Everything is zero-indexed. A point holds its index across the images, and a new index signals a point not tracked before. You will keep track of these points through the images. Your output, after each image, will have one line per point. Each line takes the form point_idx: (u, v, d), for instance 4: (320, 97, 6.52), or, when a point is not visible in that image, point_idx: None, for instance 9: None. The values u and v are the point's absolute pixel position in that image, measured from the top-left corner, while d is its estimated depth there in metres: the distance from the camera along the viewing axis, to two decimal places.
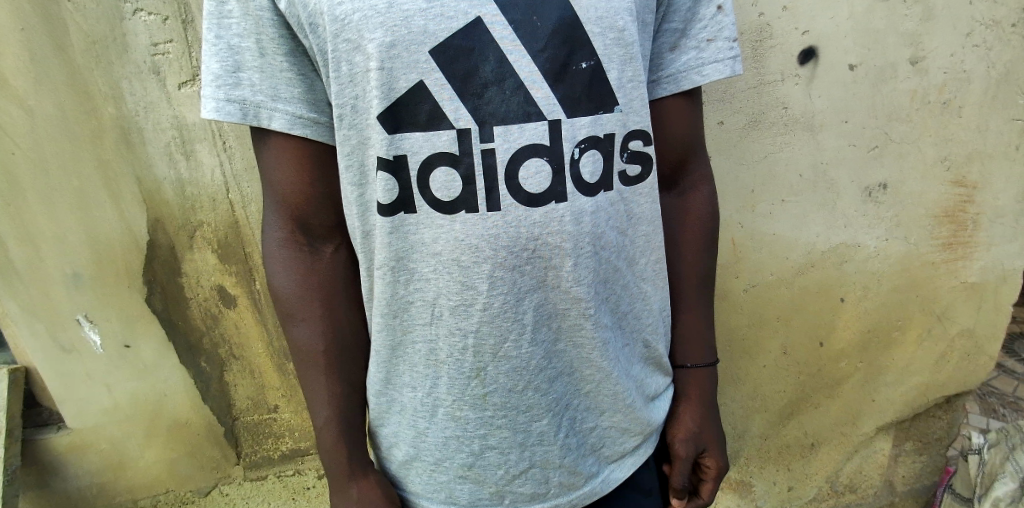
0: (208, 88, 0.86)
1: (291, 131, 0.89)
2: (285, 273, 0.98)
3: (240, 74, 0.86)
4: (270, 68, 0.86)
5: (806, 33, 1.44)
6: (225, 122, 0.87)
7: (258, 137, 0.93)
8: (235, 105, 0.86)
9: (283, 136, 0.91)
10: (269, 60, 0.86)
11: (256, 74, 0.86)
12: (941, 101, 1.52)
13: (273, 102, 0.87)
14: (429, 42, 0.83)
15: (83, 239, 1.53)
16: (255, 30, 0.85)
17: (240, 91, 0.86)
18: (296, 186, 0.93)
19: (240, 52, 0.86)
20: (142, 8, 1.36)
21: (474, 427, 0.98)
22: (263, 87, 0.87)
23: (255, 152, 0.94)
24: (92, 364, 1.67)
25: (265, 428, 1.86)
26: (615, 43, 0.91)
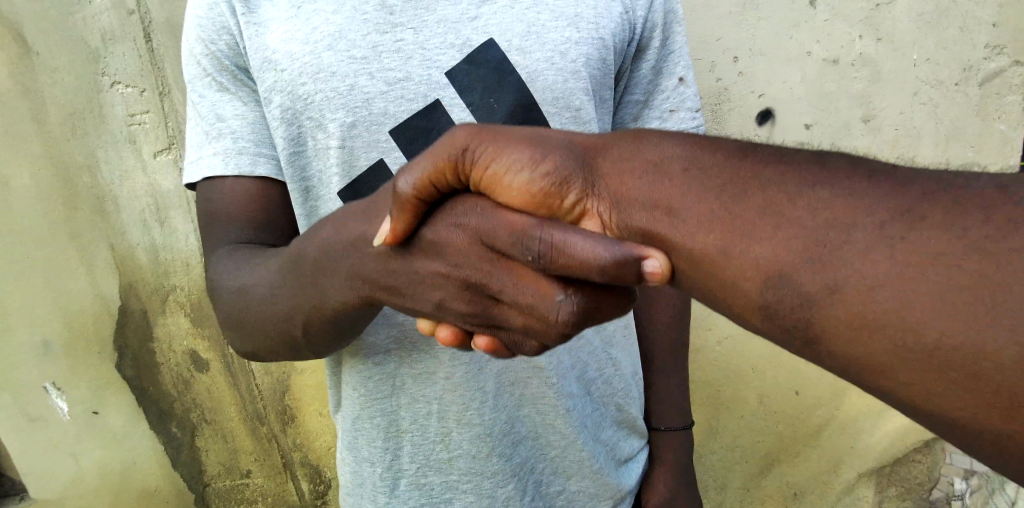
0: (201, 149, 0.89)
1: (276, 176, 0.89)
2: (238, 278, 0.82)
3: (220, 124, 0.87)
4: (252, 115, 0.88)
5: (761, 96, 1.53)
6: (211, 175, 0.87)
7: (207, 181, 0.89)
8: (218, 157, 0.87)
9: (242, 180, 0.87)
10: (251, 111, 0.88)
11: (237, 122, 0.87)
12: (894, 156, 1.58)
13: (256, 148, 0.87)
14: (389, 122, 0.87)
15: (51, 307, 1.52)
16: (233, 91, 0.88)
17: (222, 141, 0.87)
18: (255, 221, 0.88)
19: (221, 106, 0.87)
20: (119, 82, 1.39)
21: (440, 493, 0.98)
22: (246, 133, 0.87)
23: (203, 194, 0.90)
24: (59, 432, 1.64)
25: (237, 494, 1.81)
26: (573, 122, 0.93)
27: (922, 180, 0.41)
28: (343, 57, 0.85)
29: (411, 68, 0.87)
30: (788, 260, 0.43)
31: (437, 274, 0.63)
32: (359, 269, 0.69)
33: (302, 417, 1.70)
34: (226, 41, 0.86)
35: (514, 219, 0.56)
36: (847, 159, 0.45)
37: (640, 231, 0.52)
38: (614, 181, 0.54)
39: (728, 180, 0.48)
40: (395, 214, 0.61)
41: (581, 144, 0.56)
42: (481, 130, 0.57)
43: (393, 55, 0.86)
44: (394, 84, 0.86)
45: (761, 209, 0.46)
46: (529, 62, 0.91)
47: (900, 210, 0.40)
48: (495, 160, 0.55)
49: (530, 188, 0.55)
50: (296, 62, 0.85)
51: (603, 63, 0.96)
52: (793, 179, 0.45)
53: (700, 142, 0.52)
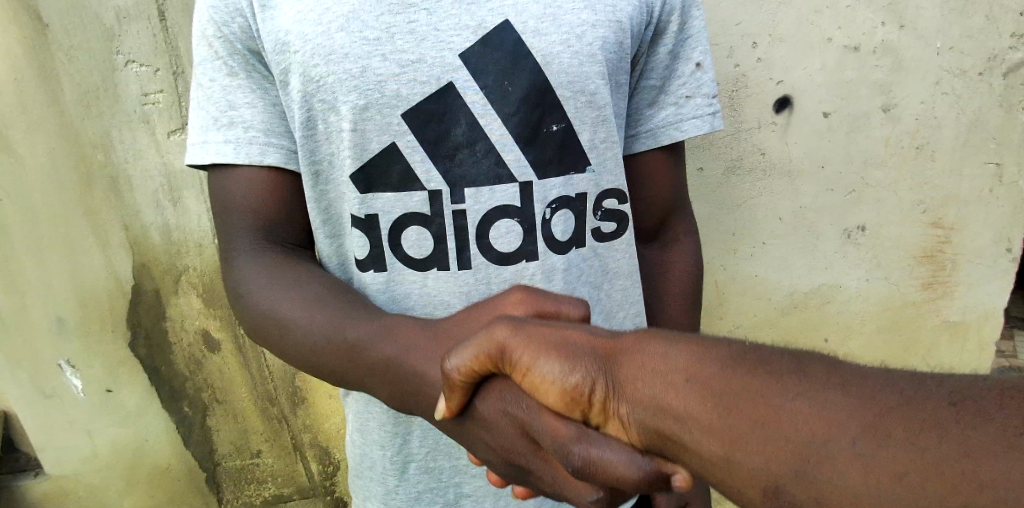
0: (207, 133, 0.88)
1: (285, 166, 0.89)
2: (260, 279, 0.86)
3: (231, 111, 0.87)
4: (262, 102, 0.88)
5: (780, 82, 1.48)
6: (222, 162, 0.88)
7: (220, 170, 0.90)
8: (229, 144, 0.87)
9: (256, 169, 0.89)
10: (261, 98, 0.88)
11: (247, 111, 0.87)
12: (913, 146, 1.55)
13: (264, 137, 0.87)
14: (402, 105, 0.86)
15: (66, 285, 1.53)
16: (242, 76, 0.87)
17: (233, 130, 0.87)
18: (268, 211, 0.90)
19: (232, 92, 0.87)
20: (133, 60, 1.39)
21: (448, 477, 0.98)
22: (256, 122, 0.87)
23: (216, 183, 0.91)
24: (73, 409, 1.66)
25: (247, 475, 1.83)
26: (587, 106, 0.92)
27: (888, 395, 0.48)
28: (355, 39, 0.84)
29: (424, 50, 0.86)
30: (785, 471, 0.49)
31: (485, 445, 0.69)
32: (417, 400, 0.74)
33: (312, 398, 1.72)
34: (239, 24, 0.85)
35: (551, 418, 0.62)
36: (824, 366, 0.52)
37: (657, 433, 0.57)
38: (635, 389, 0.58)
39: (729, 391, 0.54)
40: (446, 394, 0.67)
41: (604, 345, 0.62)
42: (517, 329, 0.63)
43: (407, 37, 0.85)
44: (407, 67, 0.85)
45: (756, 420, 0.52)
46: (544, 45, 0.89)
47: (869, 427, 0.47)
48: (531, 366, 0.61)
49: (563, 395, 0.61)
50: (309, 43, 0.83)
51: (619, 46, 0.94)
52: (779, 392, 0.52)
53: (702, 343, 0.58)
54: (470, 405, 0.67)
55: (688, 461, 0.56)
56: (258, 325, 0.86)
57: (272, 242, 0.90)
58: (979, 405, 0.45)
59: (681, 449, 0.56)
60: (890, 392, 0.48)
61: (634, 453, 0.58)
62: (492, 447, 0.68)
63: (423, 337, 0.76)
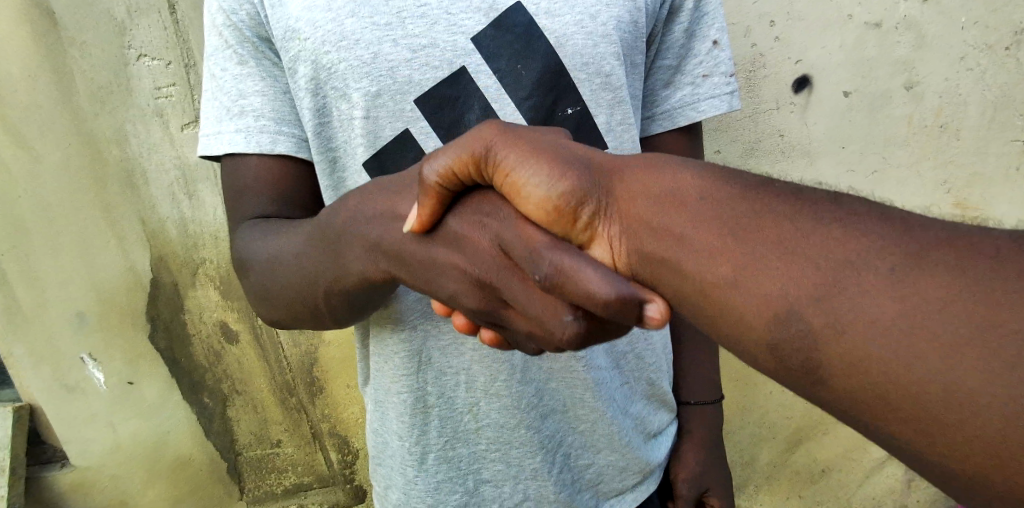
0: (220, 123, 0.87)
1: (297, 153, 0.88)
2: (262, 244, 0.84)
3: (243, 101, 0.86)
4: (272, 91, 0.87)
5: (799, 62, 1.44)
6: (233, 152, 0.87)
7: (231, 158, 0.88)
8: (241, 133, 0.86)
9: (266, 158, 0.87)
10: (271, 87, 0.87)
11: (259, 99, 0.86)
12: (937, 125, 1.51)
13: (277, 126, 0.86)
14: (414, 91, 0.85)
15: (86, 279, 1.55)
16: (252, 65, 0.86)
17: (245, 119, 0.86)
18: (282, 199, 0.89)
19: (242, 80, 0.86)
20: (145, 54, 1.39)
21: (468, 464, 0.98)
22: (267, 111, 0.86)
23: (228, 171, 0.90)
24: (96, 401, 1.68)
25: (268, 464, 1.85)
26: (602, 88, 0.91)
27: (937, 231, 0.42)
28: (366, 24, 0.82)
29: (436, 34, 0.84)
30: (799, 296, 0.45)
31: (454, 266, 0.65)
32: (376, 242, 0.71)
33: (331, 389, 1.74)
34: (247, 11, 0.84)
35: (528, 227, 0.59)
36: (863, 204, 0.46)
37: (647, 254, 0.55)
38: (629, 205, 0.56)
39: (751, 218, 0.49)
40: (421, 200, 0.63)
41: (598, 162, 0.59)
42: (507, 130, 0.59)
43: (418, 22, 0.84)
44: (419, 51, 0.84)
45: (772, 246, 0.47)
46: (557, 25, 0.87)
47: (912, 257, 0.42)
48: (514, 167, 0.57)
49: (545, 201, 0.57)
50: (319, 30, 0.82)
51: (634, 26, 0.92)
52: (805, 218, 0.47)
53: (720, 173, 0.54)
54: (444, 219, 0.65)
55: (672, 288, 0.54)
56: (263, 288, 0.85)
57: (279, 217, 0.88)
58: None
59: (675, 272, 0.53)
60: (931, 230, 0.43)
61: (610, 271, 0.54)
62: (461, 267, 0.64)
63: (404, 180, 0.71)
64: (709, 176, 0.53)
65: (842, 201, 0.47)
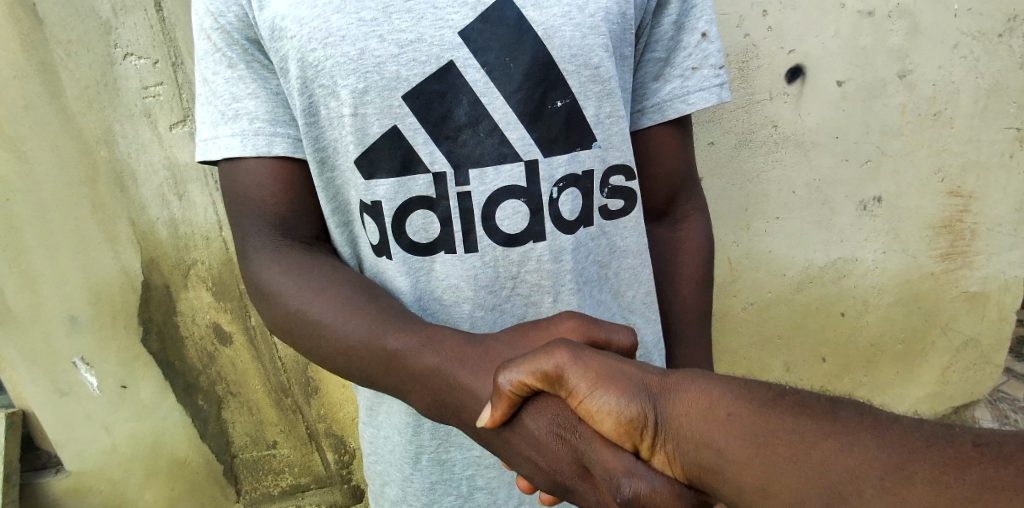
0: (216, 128, 0.86)
1: (295, 154, 0.87)
2: (282, 280, 0.84)
3: (236, 105, 0.85)
4: (263, 92, 0.85)
5: (793, 51, 1.43)
6: (229, 156, 0.86)
7: (228, 162, 0.87)
8: (236, 137, 0.85)
9: (264, 161, 0.86)
10: (262, 88, 0.85)
11: (252, 102, 0.85)
12: (932, 113, 1.51)
13: (271, 128, 0.85)
14: (402, 87, 0.84)
15: (77, 282, 1.53)
16: (241, 67, 0.84)
17: (239, 123, 0.85)
18: (281, 201, 0.87)
19: (235, 84, 0.85)
20: (132, 53, 1.37)
21: (462, 468, 0.97)
22: (260, 113, 0.85)
23: (225, 174, 0.89)
24: (90, 405, 1.67)
25: (264, 466, 1.83)
26: (591, 80, 0.90)
27: (918, 436, 0.53)
28: (352, 20, 0.81)
29: (423, 29, 0.83)
30: (822, 499, 0.54)
31: (525, 460, 0.70)
32: (461, 408, 0.75)
33: (327, 389, 1.73)
34: (235, 13, 0.83)
35: (603, 447, 0.65)
36: (856, 412, 0.57)
37: (698, 466, 0.61)
38: (683, 423, 0.62)
39: (770, 431, 0.58)
40: (495, 403, 0.69)
41: (655, 381, 0.66)
42: (575, 354, 0.67)
43: (404, 16, 0.82)
44: (406, 46, 0.83)
45: (802, 463, 0.55)
46: (544, 17, 0.86)
47: (898, 465, 0.52)
48: (587, 396, 0.65)
49: (616, 423, 0.64)
50: (305, 27, 0.81)
51: (622, 18, 0.91)
52: (817, 432, 0.56)
53: (746, 383, 0.63)
54: (516, 416, 0.70)
55: (722, 490, 0.60)
56: (282, 325, 0.85)
57: (286, 230, 0.87)
58: (1002, 450, 0.49)
59: (724, 483, 0.60)
60: (911, 436, 0.53)
61: (673, 482, 0.63)
62: (531, 458, 0.70)
63: (467, 351, 0.77)
64: (751, 397, 0.61)
65: (835, 407, 0.57)
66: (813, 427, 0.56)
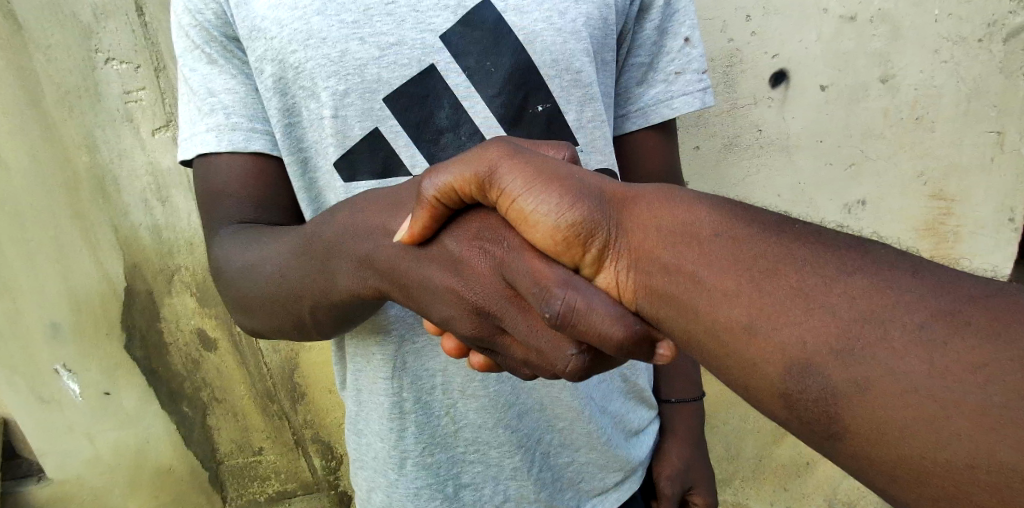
0: (193, 125, 0.85)
1: (272, 152, 0.87)
2: (241, 260, 0.80)
3: (212, 100, 0.84)
4: (241, 89, 0.84)
5: (776, 56, 1.44)
6: (205, 151, 0.84)
7: (202, 159, 0.86)
8: (212, 133, 0.84)
9: (238, 156, 0.85)
10: (242, 85, 0.85)
11: (228, 96, 0.83)
12: (914, 117, 1.52)
13: (249, 124, 0.84)
14: (383, 89, 0.83)
15: (58, 289, 1.52)
16: (221, 64, 0.84)
17: (214, 117, 0.84)
18: (256, 198, 0.86)
19: (212, 80, 0.84)
20: (113, 58, 1.36)
21: (447, 469, 0.96)
22: (237, 108, 0.84)
23: (198, 172, 0.87)
24: (72, 412, 1.65)
25: (251, 472, 1.82)
26: (573, 85, 0.89)
27: (972, 286, 0.41)
28: (333, 22, 0.81)
29: (404, 32, 0.83)
30: (820, 348, 0.44)
31: (449, 290, 0.63)
32: (369, 257, 0.69)
33: (312, 395, 1.71)
34: (214, 10, 0.82)
35: (536, 259, 0.58)
36: (887, 253, 0.46)
37: (653, 292, 0.55)
38: (638, 240, 0.55)
39: (763, 260, 0.49)
40: (415, 213, 0.62)
41: (612, 193, 0.57)
42: (513, 152, 0.57)
43: (385, 18, 0.82)
44: (387, 49, 0.82)
45: (794, 292, 0.46)
46: (526, 22, 0.86)
47: (945, 312, 0.41)
48: (521, 195, 0.56)
49: (553, 232, 0.56)
50: (285, 28, 0.81)
51: (604, 23, 0.91)
52: (825, 266, 0.46)
53: (734, 206, 0.54)
54: (440, 235, 0.63)
55: (676, 323, 0.53)
56: (243, 304, 0.82)
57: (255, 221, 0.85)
58: None
59: (680, 310, 0.52)
60: (957, 286, 0.42)
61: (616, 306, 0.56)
62: (456, 287, 0.63)
63: (399, 197, 0.69)
64: (731, 215, 0.53)
65: (864, 246, 0.47)
66: (820, 261, 0.46)
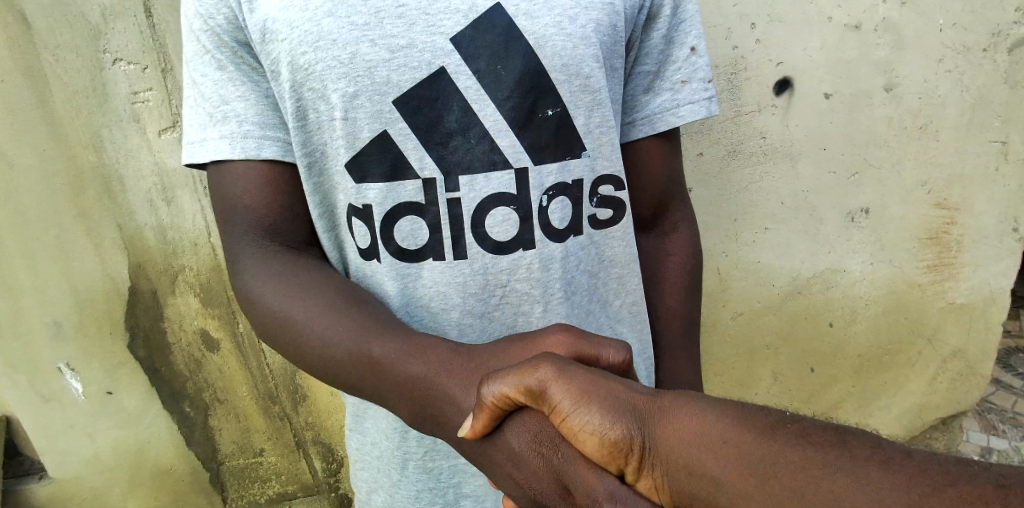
0: (204, 130, 0.86)
1: (284, 158, 0.87)
2: (264, 279, 0.84)
3: (225, 107, 0.85)
4: (252, 95, 0.85)
5: (780, 64, 1.45)
6: (218, 158, 0.85)
7: (216, 166, 0.87)
8: (225, 140, 0.85)
9: (252, 164, 0.86)
10: (253, 90, 0.85)
11: (241, 104, 0.85)
12: (918, 126, 1.53)
13: (261, 131, 0.85)
14: (393, 92, 0.84)
15: (63, 288, 1.52)
16: (230, 69, 0.84)
17: (227, 125, 0.85)
18: (270, 205, 0.87)
19: (223, 86, 0.85)
20: (121, 58, 1.37)
21: (450, 475, 0.96)
22: (249, 116, 0.85)
23: (214, 180, 0.89)
24: (74, 411, 1.65)
25: (251, 473, 1.82)
26: (582, 90, 0.90)
27: (936, 476, 0.48)
28: (343, 24, 0.81)
29: (414, 35, 0.83)
30: None
31: (509, 478, 0.68)
32: (444, 423, 0.74)
33: (314, 396, 1.72)
34: (224, 15, 0.83)
35: (588, 468, 0.62)
36: (867, 444, 0.52)
37: (691, 497, 0.58)
38: (671, 447, 0.59)
39: (766, 461, 0.55)
40: (475, 414, 0.66)
41: (643, 402, 0.63)
42: (562, 371, 0.64)
43: (396, 21, 0.83)
44: (397, 51, 0.83)
45: (805, 501, 0.52)
46: (536, 27, 0.86)
47: (919, 506, 0.47)
48: (571, 413, 0.62)
49: (602, 446, 0.61)
50: (296, 30, 0.81)
51: (612, 30, 0.91)
52: (819, 465, 0.52)
53: (744, 409, 0.59)
54: (497, 431, 0.67)
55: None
56: (263, 331, 0.84)
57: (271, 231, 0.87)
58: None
59: None
60: (927, 472, 0.48)
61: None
62: (514, 474, 0.67)
63: (446, 354, 0.76)
64: (754, 425, 0.57)
65: (843, 436, 0.53)
66: (817, 463, 0.52)
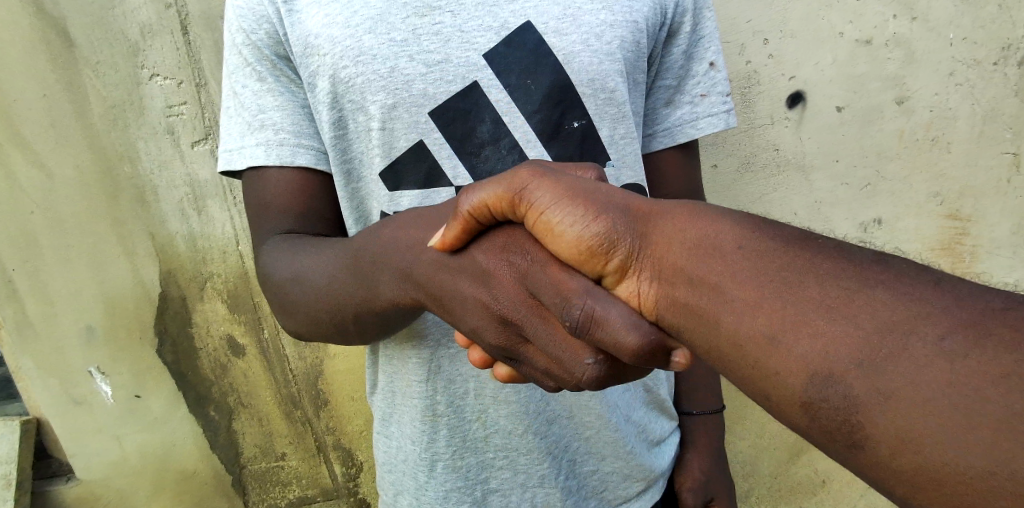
0: (239, 138, 0.91)
1: (315, 166, 0.92)
2: (285, 266, 0.85)
3: (262, 116, 0.89)
4: (289, 105, 0.90)
5: (793, 78, 1.49)
6: (254, 165, 0.90)
7: (252, 170, 0.91)
8: (261, 147, 0.89)
9: (285, 170, 0.90)
10: (290, 100, 0.90)
11: (277, 113, 0.89)
12: (929, 138, 1.55)
13: (295, 139, 0.90)
14: (429, 104, 0.88)
15: (95, 294, 1.57)
16: (270, 80, 0.89)
17: (264, 133, 0.89)
18: (302, 212, 0.92)
19: (262, 96, 0.89)
20: (158, 74, 1.43)
21: (476, 473, 0.99)
22: (285, 124, 0.89)
23: (248, 182, 0.93)
24: (104, 414, 1.70)
25: (272, 477, 1.86)
26: (607, 103, 0.94)
27: (995, 300, 0.42)
28: (383, 40, 0.86)
29: (450, 50, 0.88)
30: (847, 365, 0.45)
31: (478, 301, 0.67)
32: (410, 270, 0.73)
33: (336, 401, 1.76)
34: (266, 30, 0.88)
35: (558, 270, 0.62)
36: (913, 268, 0.47)
37: (675, 299, 0.57)
38: (660, 252, 0.58)
39: (786, 272, 0.50)
40: (449, 224, 0.67)
41: (635, 206, 0.61)
42: (545, 174, 0.62)
43: (433, 38, 0.87)
44: (434, 66, 0.88)
45: (825, 314, 0.47)
46: (565, 43, 0.91)
47: (965, 323, 0.42)
48: (549, 208, 0.60)
49: (579, 243, 0.60)
50: (337, 45, 0.86)
51: (636, 46, 0.96)
52: (853, 285, 0.47)
53: (758, 226, 0.55)
54: (470, 245, 0.68)
55: (702, 337, 0.55)
56: (287, 303, 0.87)
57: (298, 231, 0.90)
58: None
59: (710, 325, 0.54)
60: (977, 300, 0.43)
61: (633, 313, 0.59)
62: (484, 294, 0.67)
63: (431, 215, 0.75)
64: (766, 238, 0.53)
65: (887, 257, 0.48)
66: (844, 278, 0.48)
